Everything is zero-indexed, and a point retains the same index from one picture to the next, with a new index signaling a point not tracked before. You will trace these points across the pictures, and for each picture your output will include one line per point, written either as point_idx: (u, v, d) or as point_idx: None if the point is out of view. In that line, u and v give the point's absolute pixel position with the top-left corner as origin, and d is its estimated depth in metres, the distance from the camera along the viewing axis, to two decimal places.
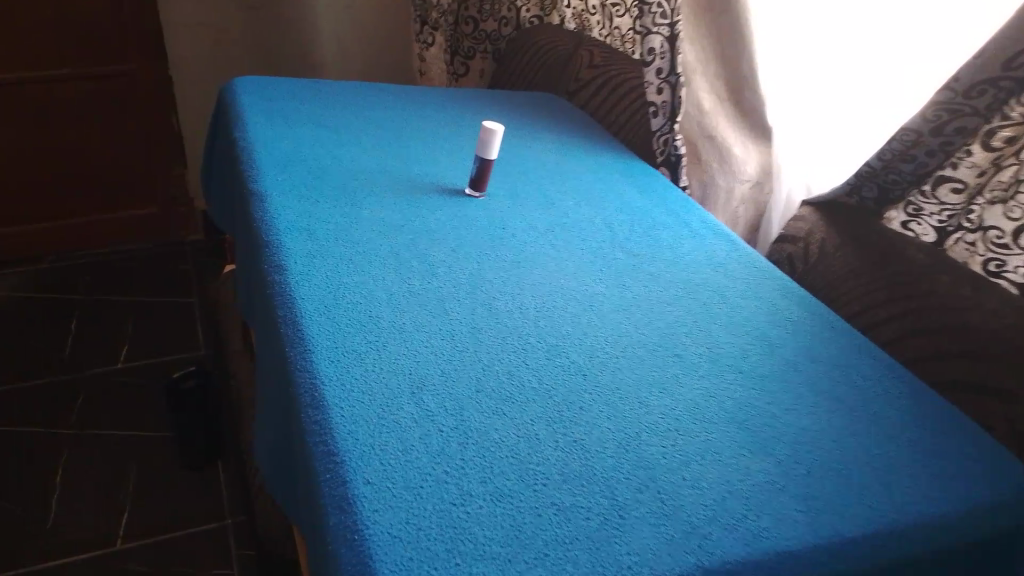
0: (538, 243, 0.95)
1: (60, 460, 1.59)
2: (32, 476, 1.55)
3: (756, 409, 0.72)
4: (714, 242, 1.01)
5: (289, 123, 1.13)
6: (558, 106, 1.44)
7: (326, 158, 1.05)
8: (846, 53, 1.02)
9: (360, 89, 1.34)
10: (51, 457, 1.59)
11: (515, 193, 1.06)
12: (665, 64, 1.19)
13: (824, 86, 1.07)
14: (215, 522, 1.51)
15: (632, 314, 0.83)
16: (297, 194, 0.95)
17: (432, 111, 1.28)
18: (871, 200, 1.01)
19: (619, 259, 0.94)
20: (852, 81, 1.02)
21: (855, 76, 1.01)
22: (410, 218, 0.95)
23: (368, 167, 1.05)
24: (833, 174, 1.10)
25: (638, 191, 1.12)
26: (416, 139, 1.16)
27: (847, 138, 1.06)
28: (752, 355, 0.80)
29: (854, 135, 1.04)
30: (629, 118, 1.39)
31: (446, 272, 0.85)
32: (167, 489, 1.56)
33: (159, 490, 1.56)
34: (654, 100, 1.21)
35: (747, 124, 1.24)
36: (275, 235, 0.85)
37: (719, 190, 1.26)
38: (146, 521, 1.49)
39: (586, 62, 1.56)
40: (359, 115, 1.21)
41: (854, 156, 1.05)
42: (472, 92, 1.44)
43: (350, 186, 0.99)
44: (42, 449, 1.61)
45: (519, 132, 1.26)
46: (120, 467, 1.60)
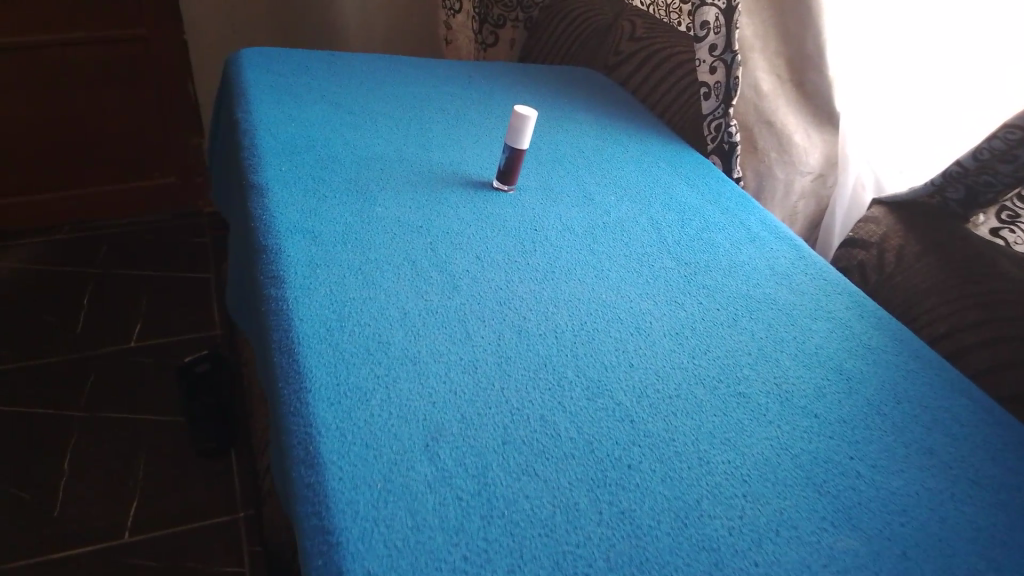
0: (575, 249, 0.83)
1: (67, 439, 1.49)
2: (34, 456, 1.44)
3: (832, 469, 0.60)
4: (775, 248, 0.89)
5: (300, 102, 1.02)
6: (596, 83, 1.31)
7: (337, 146, 0.93)
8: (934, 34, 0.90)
9: (380, 62, 1.22)
10: (55, 436, 1.49)
11: (549, 186, 0.94)
12: (720, 40, 1.06)
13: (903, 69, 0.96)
14: (225, 515, 1.39)
15: (686, 340, 0.71)
16: (303, 189, 0.83)
17: (457, 90, 1.16)
18: (958, 204, 0.87)
19: (668, 269, 0.82)
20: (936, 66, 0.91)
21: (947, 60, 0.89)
22: (431, 218, 0.83)
23: (383, 156, 0.93)
24: (915, 171, 0.96)
25: (688, 185, 1.00)
26: (439, 122, 1.04)
27: (930, 130, 0.93)
28: (825, 396, 0.68)
29: (937, 126, 0.92)
30: (674, 98, 1.26)
31: (470, 286, 0.73)
32: (176, 476, 1.45)
33: (168, 476, 1.45)
34: (706, 80, 1.09)
35: (810, 108, 1.12)
36: (276, 239, 0.74)
37: (777, 184, 1.13)
38: (153, 512, 1.37)
39: (627, 34, 1.42)
40: (376, 95, 1.09)
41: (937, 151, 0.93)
42: (503, 66, 1.32)
43: (361, 180, 0.88)
44: (45, 427, 1.50)
45: (554, 112, 1.14)
46: (127, 451, 1.49)
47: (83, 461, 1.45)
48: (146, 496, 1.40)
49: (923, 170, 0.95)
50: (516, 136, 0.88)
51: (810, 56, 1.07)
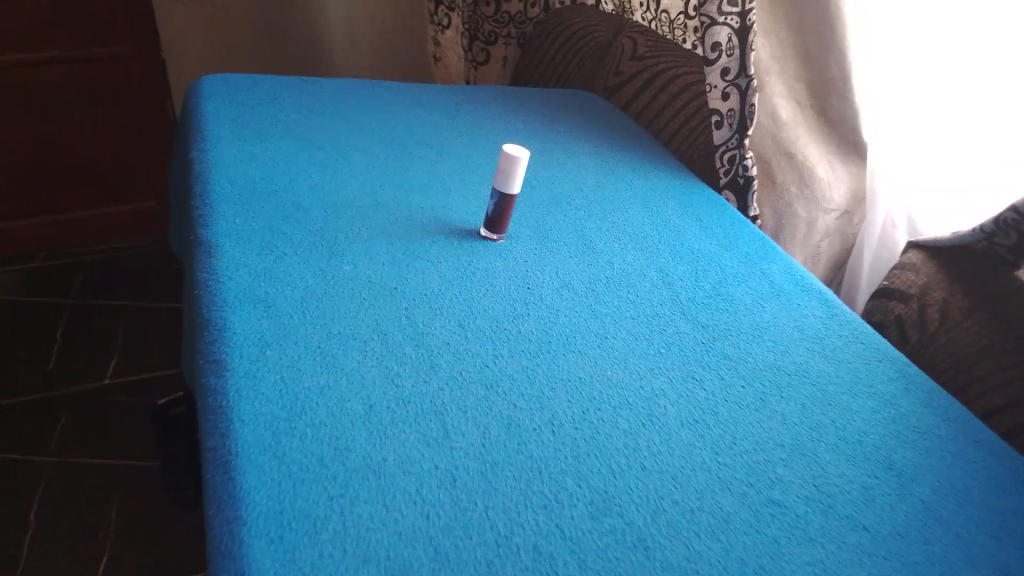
0: (575, 310, 0.71)
1: (32, 492, 1.33)
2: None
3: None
4: (802, 306, 0.78)
5: (263, 136, 0.91)
6: (595, 109, 1.20)
7: (300, 189, 0.82)
8: (976, 66, 0.80)
9: (358, 89, 1.11)
10: (19, 487, 1.33)
11: (544, 233, 0.83)
12: (731, 65, 0.95)
13: (941, 101, 0.86)
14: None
15: (706, 430, 0.60)
16: (258, 245, 0.71)
17: (443, 120, 1.05)
18: (1010, 252, 0.76)
19: (683, 335, 0.70)
20: (978, 102, 0.81)
21: (997, 90, 0.79)
22: (407, 276, 0.72)
23: (355, 202, 0.82)
24: (961, 218, 0.86)
25: (701, 228, 0.88)
26: (420, 159, 0.93)
27: (972, 171, 0.84)
28: (873, 500, 0.57)
29: (982, 169, 0.83)
30: (682, 125, 1.15)
31: (451, 363, 0.62)
32: (150, 533, 1.29)
33: (142, 534, 1.29)
34: (717, 107, 0.99)
35: (835, 140, 1.02)
36: (223, 311, 0.62)
37: (798, 224, 1.02)
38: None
39: (627, 53, 1.31)
40: (350, 128, 0.97)
41: (981, 199, 0.83)
42: (494, 91, 1.21)
43: (329, 232, 0.76)
44: (9, 478, 1.35)
45: (551, 145, 1.03)
46: (98, 503, 1.33)
47: (50, 516, 1.29)
48: (120, 549, 1.25)
49: (967, 216, 0.85)
50: (505, 181, 0.77)
51: (833, 81, 0.97)
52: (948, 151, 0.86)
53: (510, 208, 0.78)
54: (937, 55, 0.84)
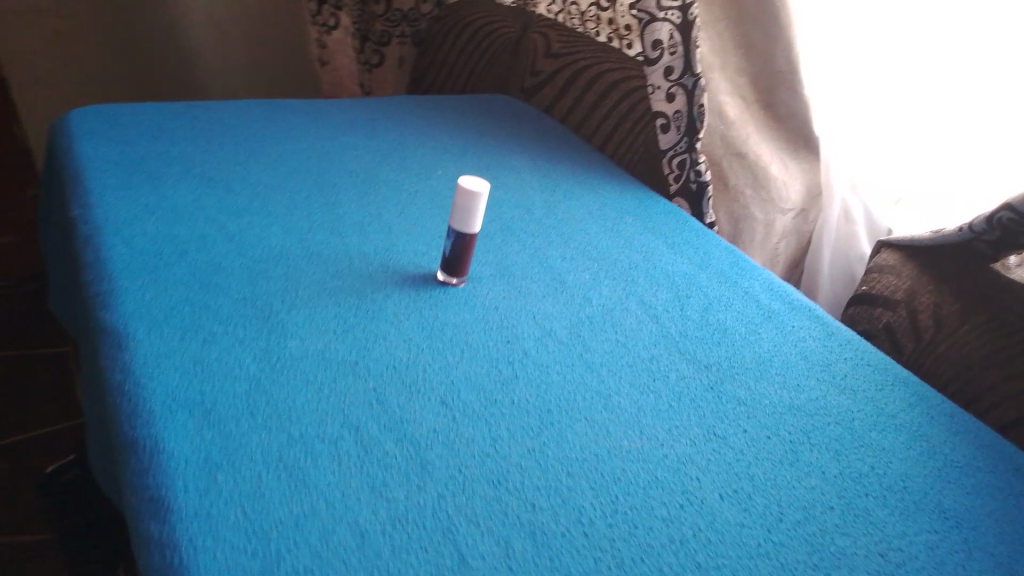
0: (567, 365, 0.62)
1: None
2: None
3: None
4: (797, 328, 0.72)
5: (159, 181, 0.76)
6: (521, 116, 1.10)
7: (216, 245, 0.68)
8: (949, 57, 0.75)
9: (256, 110, 0.97)
10: None
11: (507, 271, 0.73)
12: (674, 63, 0.88)
13: (911, 95, 0.81)
14: None
15: (749, 503, 0.52)
16: (180, 325, 0.58)
17: (361, 142, 0.92)
18: (994, 248, 0.71)
19: (689, 381, 0.62)
20: (953, 95, 0.76)
21: (978, 73, 0.73)
22: (367, 343, 0.60)
23: (285, 253, 0.69)
24: (942, 212, 0.81)
25: (671, 248, 0.81)
26: (350, 193, 0.81)
27: (949, 167, 0.79)
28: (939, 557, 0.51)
29: (959, 164, 0.78)
30: (615, 127, 1.08)
31: (445, 456, 0.51)
32: None
33: None
34: (663, 109, 0.91)
35: (783, 135, 0.95)
36: (153, 423, 0.49)
37: (756, 226, 0.96)
38: None
39: (542, 50, 1.21)
40: (258, 161, 0.84)
41: (958, 196, 0.79)
42: (408, 101, 1.09)
43: (262, 295, 0.63)
44: None
45: (489, 164, 0.92)
46: None
47: None
48: None
49: (952, 212, 0.79)
50: (464, 220, 0.66)
51: (780, 73, 0.90)
52: (922, 150, 0.81)
53: (469, 249, 0.68)
54: (908, 45, 0.79)
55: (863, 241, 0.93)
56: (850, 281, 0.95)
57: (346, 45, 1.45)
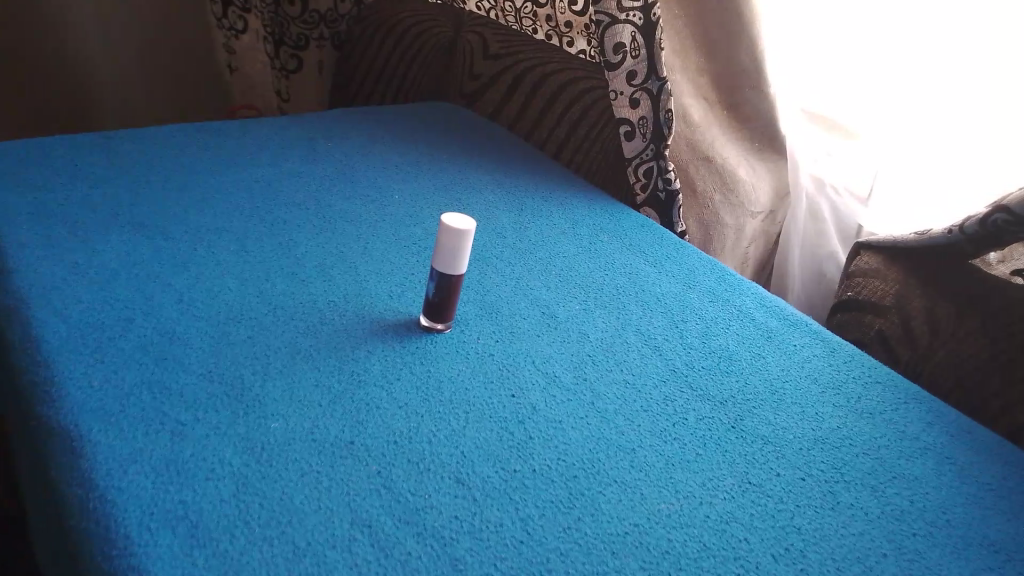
0: (580, 416, 0.56)
1: None
2: None
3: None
4: (801, 347, 0.68)
5: (84, 235, 0.66)
6: (467, 126, 1.03)
7: (165, 308, 0.60)
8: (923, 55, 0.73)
9: (179, 136, 0.87)
10: None
11: (492, 308, 0.67)
12: (637, 68, 0.83)
13: (885, 94, 0.79)
14: None
15: (805, 562, 0.48)
16: (141, 418, 0.50)
17: (304, 167, 0.84)
18: (976, 246, 0.69)
19: (709, 422, 0.58)
20: (931, 94, 0.74)
21: (961, 79, 0.72)
22: (358, 417, 0.53)
23: (245, 311, 0.61)
24: (924, 212, 0.79)
25: (655, 266, 0.76)
26: (304, 231, 0.73)
27: (932, 168, 0.77)
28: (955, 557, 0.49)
29: (944, 164, 0.76)
30: (568, 132, 1.02)
31: (476, 549, 0.45)
32: None
33: None
34: (625, 116, 0.86)
35: (747, 137, 0.92)
36: (135, 550, 0.41)
37: (726, 231, 0.92)
38: None
39: (479, 52, 1.14)
40: (194, 199, 0.74)
41: (945, 195, 0.76)
42: (344, 115, 1.01)
43: (230, 366, 0.55)
44: None
45: (447, 185, 0.86)
46: None
47: None
48: None
49: (941, 212, 0.77)
50: (450, 267, 0.60)
51: (745, 70, 0.87)
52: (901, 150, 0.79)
53: (456, 297, 0.62)
54: (879, 44, 0.77)
55: (834, 242, 0.91)
56: (830, 288, 0.92)
57: (256, 49, 1.32)
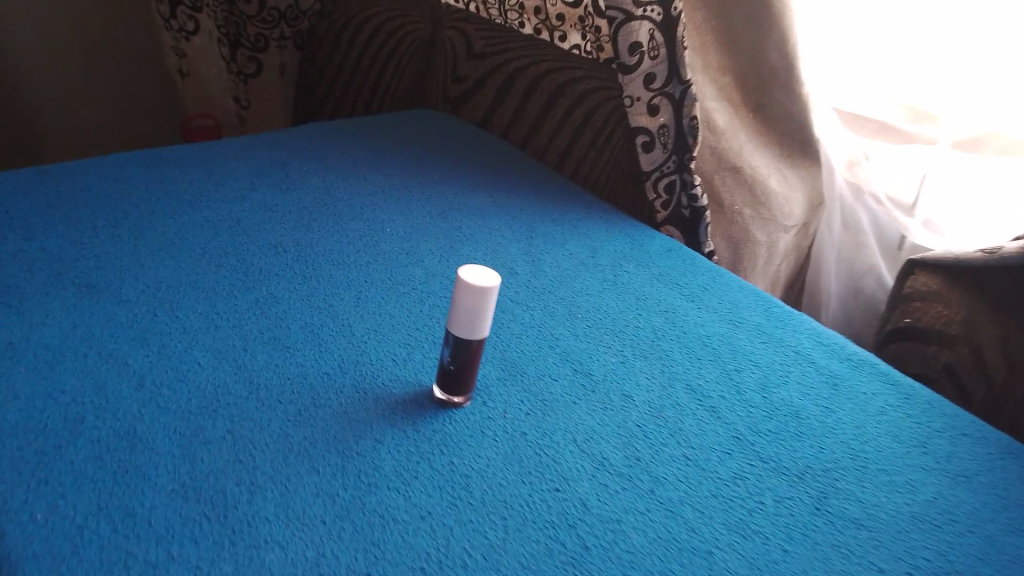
0: (642, 511, 0.46)
1: None
2: None
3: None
4: (873, 396, 0.59)
5: (23, 307, 0.55)
6: (457, 138, 0.92)
7: (124, 401, 0.49)
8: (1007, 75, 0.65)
9: (130, 167, 0.75)
10: None
11: (518, 368, 0.56)
12: (657, 71, 0.73)
13: (948, 110, 0.70)
14: None
15: None
16: (98, 560, 0.38)
17: (280, 200, 0.73)
18: None
19: (792, 505, 0.48)
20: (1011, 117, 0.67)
21: None
22: (373, 537, 0.42)
23: (222, 396, 0.50)
24: (990, 228, 0.73)
25: (693, 301, 0.67)
26: (286, 282, 0.62)
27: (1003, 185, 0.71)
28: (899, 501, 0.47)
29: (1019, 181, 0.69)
30: (570, 140, 0.92)
31: None
32: None
33: None
34: (643, 124, 0.76)
35: (774, 140, 0.82)
36: None
37: (759, 249, 0.84)
38: None
39: (462, 51, 1.04)
40: (153, 250, 0.63)
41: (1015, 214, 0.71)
42: (319, 131, 0.89)
43: (209, 475, 0.45)
44: None
45: (444, 211, 0.76)
46: None
47: None
48: None
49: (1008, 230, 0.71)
50: (469, 329, 0.50)
51: (775, 70, 0.76)
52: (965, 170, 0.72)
53: (476, 363, 0.52)
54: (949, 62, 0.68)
55: (875, 254, 0.82)
56: (872, 305, 0.84)
57: (211, 52, 1.20)
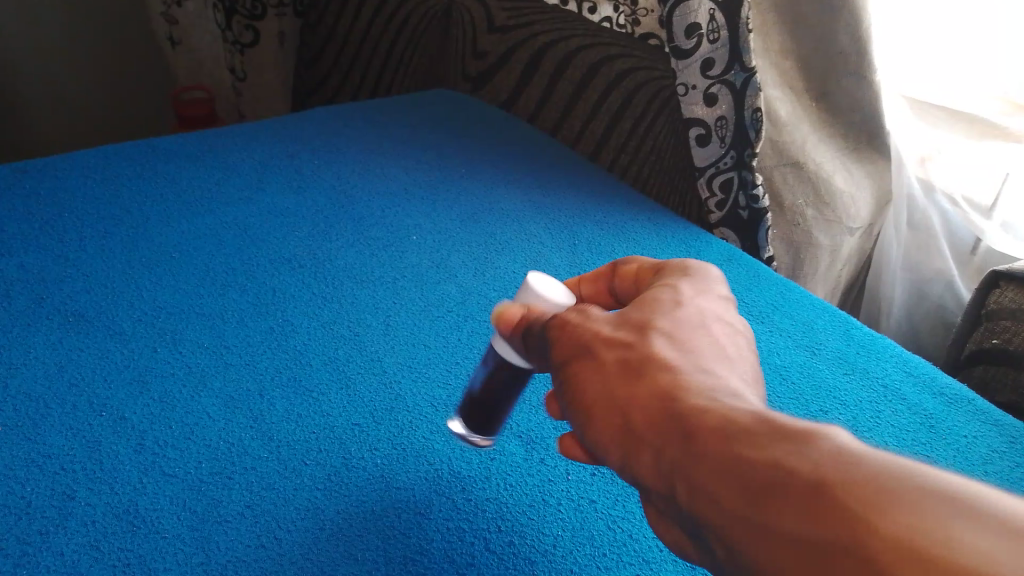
0: None
1: None
2: None
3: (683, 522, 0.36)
4: (975, 440, 0.51)
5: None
6: (481, 121, 0.84)
7: (121, 468, 0.41)
8: None
9: (117, 161, 0.67)
10: None
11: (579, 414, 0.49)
12: (715, 56, 0.64)
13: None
14: None
15: None
16: None
17: (289, 202, 0.65)
18: None
19: None
20: None
21: None
22: None
23: (236, 458, 0.43)
24: None
25: (762, 321, 0.59)
26: (303, 303, 0.54)
27: None
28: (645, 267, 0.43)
29: None
30: (608, 125, 0.83)
31: None
32: None
33: None
34: (697, 114, 0.68)
35: (840, 130, 0.74)
36: None
37: (821, 253, 0.77)
38: None
39: (481, 22, 0.94)
40: (149, 267, 0.56)
41: None
42: (329, 115, 0.81)
43: (228, 567, 0.37)
44: None
45: (474, 212, 0.68)
46: None
47: None
48: None
49: None
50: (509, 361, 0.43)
51: (843, 57, 0.68)
52: None
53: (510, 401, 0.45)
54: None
55: (947, 261, 0.75)
56: (937, 314, 0.78)
57: (204, 18, 1.10)
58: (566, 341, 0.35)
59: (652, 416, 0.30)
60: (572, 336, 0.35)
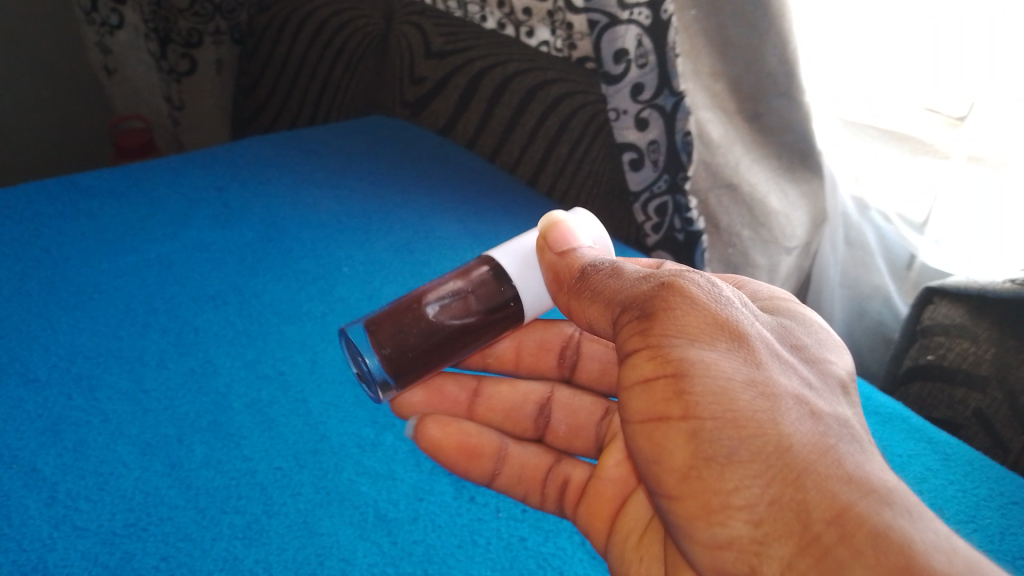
0: None
1: None
2: None
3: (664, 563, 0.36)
4: (908, 460, 0.52)
5: None
6: (419, 148, 0.83)
7: (30, 524, 0.39)
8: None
9: (36, 199, 0.65)
10: None
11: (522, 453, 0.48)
12: (648, 80, 0.64)
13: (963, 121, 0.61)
14: None
15: None
16: None
17: (215, 237, 0.63)
18: None
19: None
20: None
21: None
22: None
23: (151, 508, 0.41)
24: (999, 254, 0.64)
25: None
26: (227, 343, 0.53)
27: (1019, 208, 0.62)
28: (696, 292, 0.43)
29: None
30: (547, 149, 0.83)
31: None
32: None
33: None
34: (631, 138, 0.68)
35: (773, 150, 0.75)
36: None
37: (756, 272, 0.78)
38: None
39: (418, 49, 0.93)
40: (66, 309, 0.54)
41: None
42: (262, 145, 0.79)
43: None
44: None
45: (408, 242, 0.66)
46: None
47: None
48: None
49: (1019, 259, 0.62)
50: (493, 306, 0.43)
51: (773, 78, 0.68)
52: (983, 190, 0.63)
53: (466, 352, 0.45)
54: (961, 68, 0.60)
55: (884, 275, 0.76)
56: (876, 328, 0.79)
57: (138, 49, 1.09)
58: (700, 315, 0.32)
59: (785, 484, 0.29)
60: (709, 312, 0.33)
